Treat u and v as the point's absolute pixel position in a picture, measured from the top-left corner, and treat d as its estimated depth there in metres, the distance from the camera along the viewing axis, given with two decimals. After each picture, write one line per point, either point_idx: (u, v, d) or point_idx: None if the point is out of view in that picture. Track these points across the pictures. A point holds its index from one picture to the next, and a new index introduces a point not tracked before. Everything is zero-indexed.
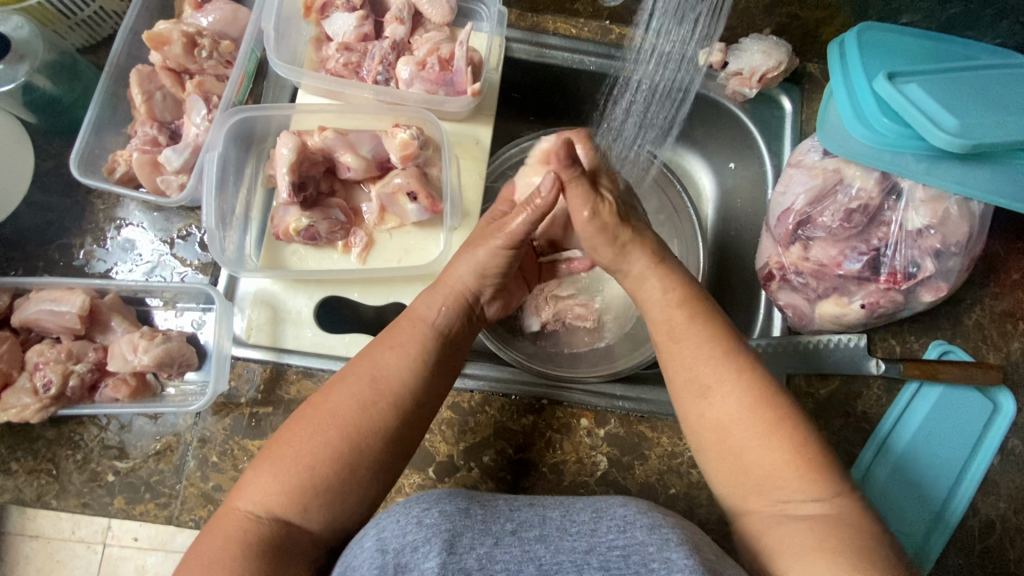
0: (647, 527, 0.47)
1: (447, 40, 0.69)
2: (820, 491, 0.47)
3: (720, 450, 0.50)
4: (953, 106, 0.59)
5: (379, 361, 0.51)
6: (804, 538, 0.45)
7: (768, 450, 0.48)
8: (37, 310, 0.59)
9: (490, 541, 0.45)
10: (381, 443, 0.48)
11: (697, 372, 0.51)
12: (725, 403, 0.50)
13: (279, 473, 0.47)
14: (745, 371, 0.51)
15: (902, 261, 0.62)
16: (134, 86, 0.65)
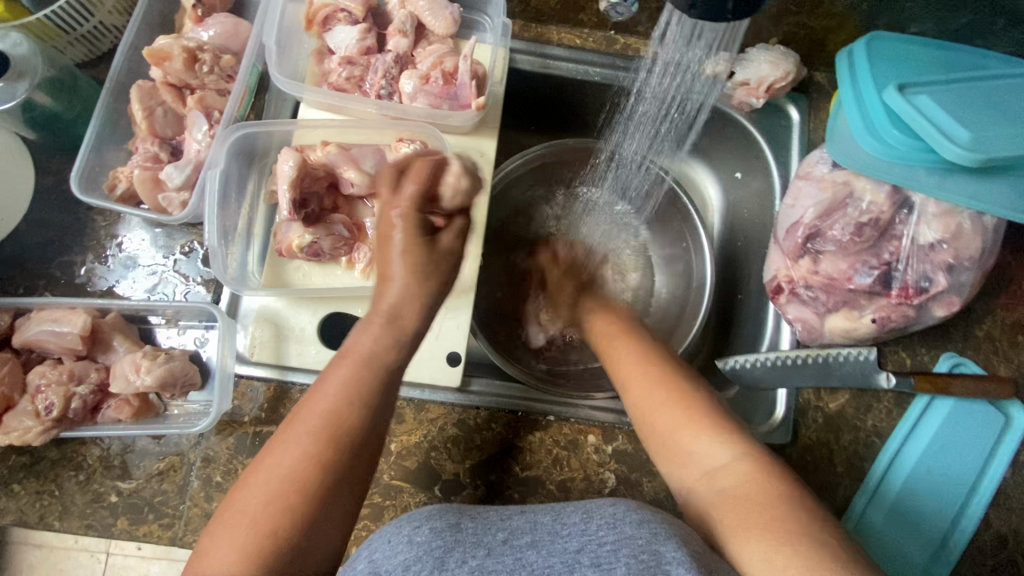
0: (636, 522, 0.49)
1: (450, 53, 0.68)
2: (734, 455, 0.51)
3: (654, 441, 0.56)
4: (967, 118, 0.58)
5: (316, 407, 0.48)
6: (733, 512, 0.47)
7: (683, 425, 0.54)
8: (38, 331, 0.59)
9: (482, 553, 0.49)
10: (329, 483, 0.47)
11: (620, 369, 0.61)
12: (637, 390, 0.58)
13: (233, 535, 0.45)
14: (652, 360, 0.60)
15: (914, 275, 0.61)
16: (135, 103, 0.65)
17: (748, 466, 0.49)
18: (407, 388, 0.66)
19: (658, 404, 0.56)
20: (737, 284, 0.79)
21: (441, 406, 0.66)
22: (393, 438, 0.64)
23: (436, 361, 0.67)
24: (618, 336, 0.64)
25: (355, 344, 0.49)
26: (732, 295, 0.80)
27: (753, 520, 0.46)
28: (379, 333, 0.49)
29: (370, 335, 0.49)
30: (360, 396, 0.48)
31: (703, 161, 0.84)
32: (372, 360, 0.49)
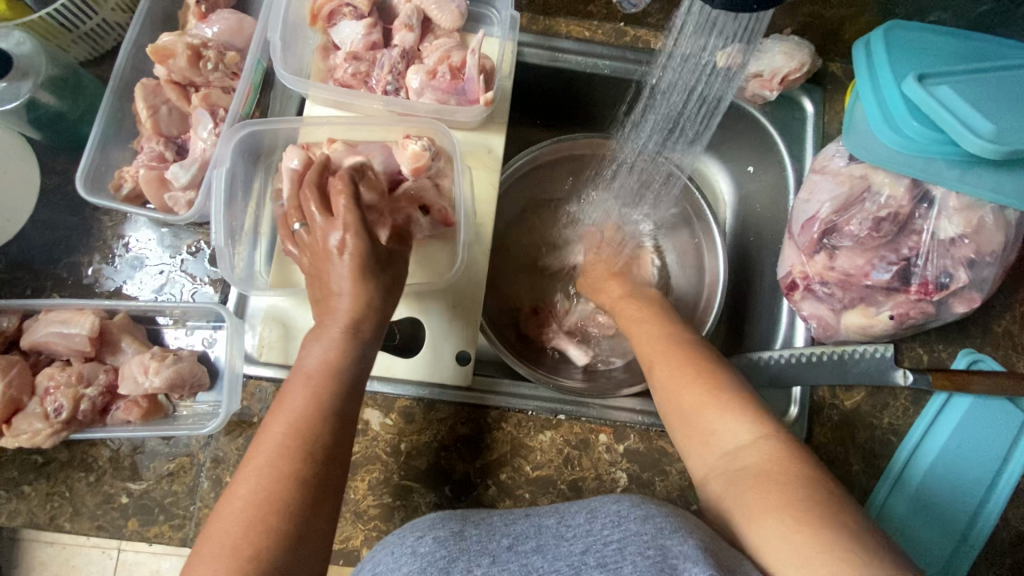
0: (640, 518, 0.48)
1: (457, 47, 0.67)
2: (759, 436, 0.49)
3: (676, 420, 0.54)
4: (990, 109, 0.56)
5: (278, 422, 0.49)
6: (754, 492, 0.45)
7: (708, 405, 0.52)
8: (47, 333, 0.58)
9: (487, 561, 0.48)
10: (304, 497, 0.46)
11: (644, 348, 0.60)
12: (663, 370, 0.57)
13: (210, 566, 0.42)
14: (677, 340, 0.59)
15: (934, 271, 0.60)
16: (139, 101, 0.63)
17: (774, 447, 0.47)
18: (416, 386, 0.66)
19: (683, 383, 0.54)
20: (749, 281, 0.79)
21: (450, 405, 0.65)
22: (403, 438, 0.63)
23: (445, 361, 0.67)
24: (643, 316, 0.64)
25: (319, 359, 0.52)
26: (745, 291, 0.79)
27: (772, 501, 0.44)
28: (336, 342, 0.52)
29: (324, 346, 0.52)
30: (324, 398, 0.50)
31: (715, 155, 0.83)
32: (330, 368, 0.51)
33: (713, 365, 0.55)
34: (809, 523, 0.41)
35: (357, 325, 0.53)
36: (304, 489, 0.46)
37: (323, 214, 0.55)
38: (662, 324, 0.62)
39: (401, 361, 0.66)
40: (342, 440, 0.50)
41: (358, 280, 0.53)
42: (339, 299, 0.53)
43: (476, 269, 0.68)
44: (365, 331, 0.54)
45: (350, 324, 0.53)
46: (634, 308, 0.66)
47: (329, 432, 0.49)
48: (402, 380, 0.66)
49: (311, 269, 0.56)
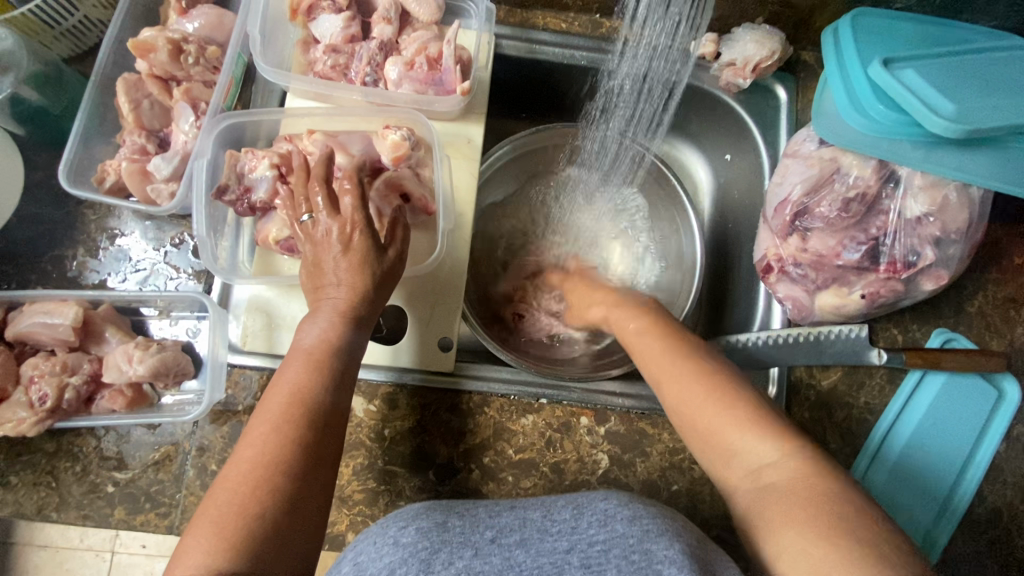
0: (627, 518, 0.49)
1: (435, 39, 0.68)
2: (782, 453, 0.48)
3: (695, 437, 0.53)
4: (951, 91, 0.58)
5: (278, 394, 0.50)
6: (782, 506, 0.45)
7: (727, 421, 0.51)
8: (31, 323, 0.59)
9: (470, 553, 0.49)
10: (307, 461, 0.48)
11: (648, 362, 0.58)
12: (674, 385, 0.55)
13: (210, 525, 0.44)
14: (684, 353, 0.56)
15: (902, 249, 0.62)
16: (121, 95, 0.65)
17: (799, 463, 0.47)
18: (400, 372, 0.67)
19: (696, 401, 0.53)
20: (729, 267, 0.80)
21: (434, 391, 0.66)
22: (387, 424, 0.64)
23: (427, 348, 0.68)
24: (645, 328, 0.60)
25: (319, 339, 0.53)
26: (723, 275, 0.80)
27: (798, 517, 0.43)
28: (327, 323, 0.54)
29: (320, 328, 0.54)
30: (316, 378, 0.51)
31: (692, 144, 0.84)
32: (329, 346, 0.53)
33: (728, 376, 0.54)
34: (826, 532, 0.41)
35: (354, 311, 0.54)
36: (308, 453, 0.48)
37: (329, 207, 0.55)
38: (665, 336, 0.59)
39: (384, 349, 0.67)
40: (337, 413, 0.52)
41: (353, 268, 0.54)
42: (337, 288, 0.54)
43: (458, 256, 0.70)
44: (359, 317, 0.55)
45: (334, 303, 0.54)
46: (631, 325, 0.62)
47: (321, 402, 0.51)
48: (386, 367, 0.67)
49: (307, 258, 0.56)
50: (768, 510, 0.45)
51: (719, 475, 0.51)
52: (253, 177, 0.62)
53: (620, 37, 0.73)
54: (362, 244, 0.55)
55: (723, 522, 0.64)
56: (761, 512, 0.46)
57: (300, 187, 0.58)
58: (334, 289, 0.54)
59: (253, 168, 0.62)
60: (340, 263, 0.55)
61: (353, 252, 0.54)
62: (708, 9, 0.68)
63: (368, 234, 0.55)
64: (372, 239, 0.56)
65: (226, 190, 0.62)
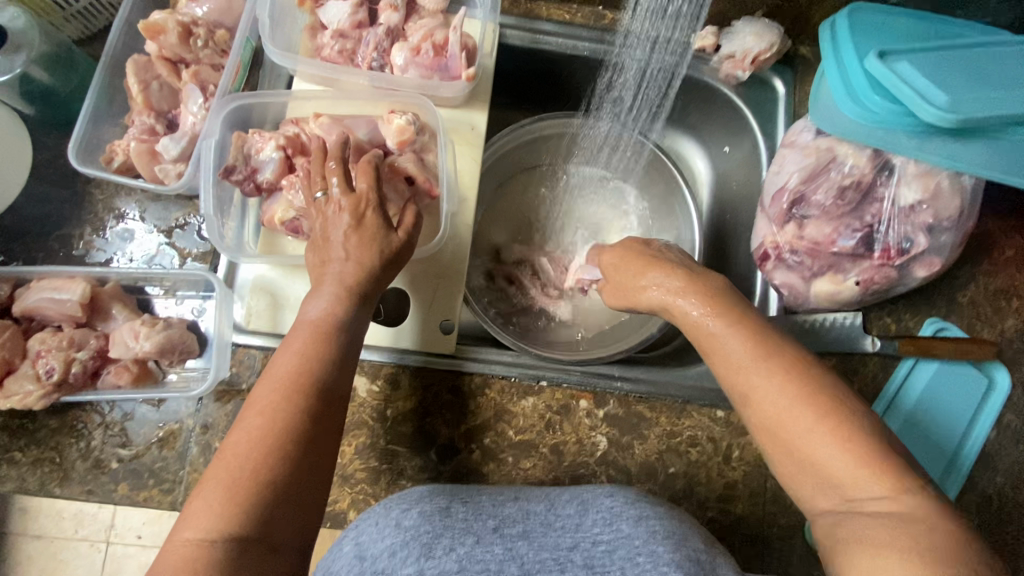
0: (634, 518, 0.51)
1: (441, 26, 0.69)
2: (890, 488, 0.44)
3: (775, 451, 0.49)
4: (944, 81, 0.59)
5: (287, 361, 0.52)
6: (878, 532, 0.42)
7: (828, 448, 0.46)
8: (38, 299, 0.60)
9: (471, 540, 0.51)
10: (312, 428, 0.49)
11: (731, 373, 0.52)
12: (767, 400, 0.49)
13: (223, 487, 0.45)
14: (785, 366, 0.50)
15: (895, 237, 0.63)
16: (130, 76, 0.65)
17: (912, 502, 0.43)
18: (402, 353, 0.68)
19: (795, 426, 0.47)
20: (725, 256, 0.81)
21: (436, 372, 0.66)
22: (389, 404, 0.65)
23: (429, 330, 0.69)
24: (732, 329, 0.53)
25: (320, 313, 0.54)
26: (719, 263, 0.82)
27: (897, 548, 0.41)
28: (331, 298, 0.55)
29: (325, 301, 0.55)
30: (317, 352, 0.52)
31: (692, 136, 0.85)
32: (334, 320, 0.54)
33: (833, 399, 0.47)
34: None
35: (357, 287, 0.55)
36: (315, 421, 0.50)
37: (342, 187, 0.58)
38: (758, 343, 0.51)
39: (388, 330, 0.68)
40: (336, 385, 0.52)
41: (362, 243, 0.56)
42: (344, 262, 0.56)
43: (460, 241, 0.71)
44: (362, 295, 0.56)
45: (342, 276, 0.55)
46: (719, 327, 0.53)
47: (323, 375, 0.52)
48: (389, 348, 0.68)
49: (316, 232, 0.58)
50: (860, 534, 0.43)
51: (798, 492, 0.48)
52: (261, 157, 0.63)
53: (622, 29, 0.74)
54: (372, 224, 0.57)
55: (718, 504, 0.65)
56: (849, 536, 0.44)
57: (317, 167, 0.59)
58: (342, 263, 0.55)
59: (260, 149, 0.63)
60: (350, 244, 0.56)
61: (363, 227, 0.56)
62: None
63: (380, 213, 0.58)
64: (383, 218, 0.58)
65: (233, 170, 0.62)
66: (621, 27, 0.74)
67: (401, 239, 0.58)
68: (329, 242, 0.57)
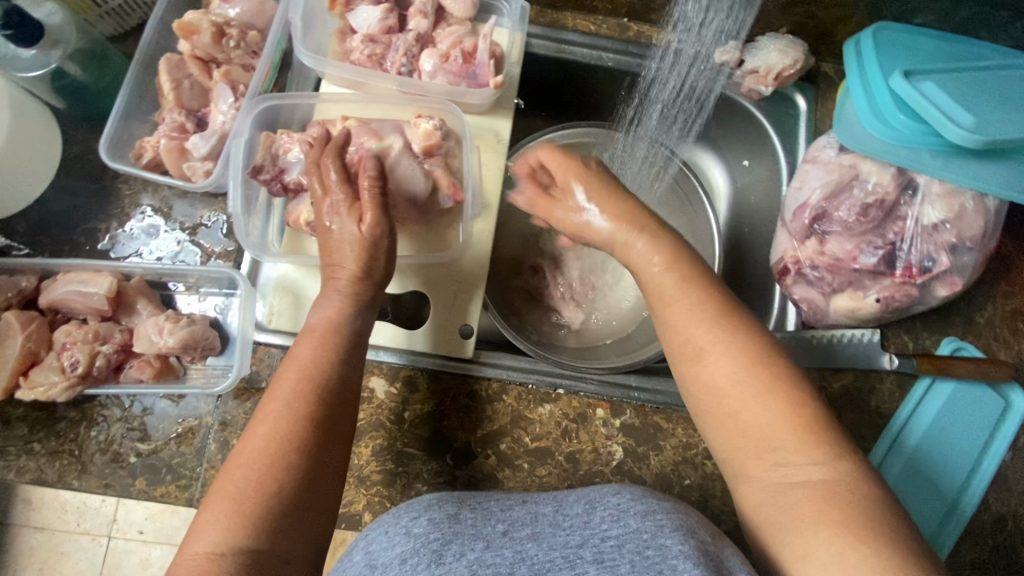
0: (641, 513, 0.50)
1: (469, 34, 0.70)
2: (822, 454, 0.45)
3: (717, 416, 0.49)
4: (969, 103, 0.60)
5: (288, 375, 0.52)
6: (813, 508, 0.43)
7: (767, 412, 0.47)
8: (65, 291, 0.60)
9: (481, 546, 0.49)
10: (320, 437, 0.49)
11: (681, 332, 0.51)
12: (714, 364, 0.49)
13: (230, 500, 0.45)
14: (732, 332, 0.50)
15: (917, 255, 0.63)
16: (163, 74, 0.66)
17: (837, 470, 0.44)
18: (417, 356, 0.68)
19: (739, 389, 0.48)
20: (744, 268, 0.81)
21: (451, 376, 0.67)
22: (407, 407, 0.65)
23: (446, 334, 0.69)
24: (682, 291, 0.52)
25: (320, 318, 0.56)
26: (738, 278, 0.82)
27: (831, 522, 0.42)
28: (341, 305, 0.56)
29: (324, 308, 0.57)
30: None
31: (712, 150, 0.86)
32: (329, 324, 0.56)
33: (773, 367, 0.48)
34: (863, 547, 0.40)
35: (356, 292, 0.57)
36: (326, 426, 0.50)
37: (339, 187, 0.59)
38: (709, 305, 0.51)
39: (403, 332, 0.68)
40: (349, 385, 0.53)
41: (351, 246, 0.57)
42: (337, 266, 0.57)
43: (480, 246, 0.71)
44: None
45: (340, 284, 0.57)
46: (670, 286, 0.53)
47: (330, 380, 0.52)
48: (405, 350, 0.68)
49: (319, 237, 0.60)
50: (789, 506, 0.44)
51: (729, 458, 0.49)
52: (287, 157, 0.64)
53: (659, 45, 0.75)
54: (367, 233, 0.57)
55: (733, 518, 0.64)
56: (778, 502, 0.45)
57: (312, 168, 0.59)
58: (332, 269, 0.57)
59: (288, 149, 0.64)
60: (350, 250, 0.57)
61: (338, 229, 0.58)
62: (748, 12, 0.70)
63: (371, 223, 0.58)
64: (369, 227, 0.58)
65: (261, 170, 0.63)
66: (662, 42, 0.75)
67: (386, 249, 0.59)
68: (324, 248, 0.59)
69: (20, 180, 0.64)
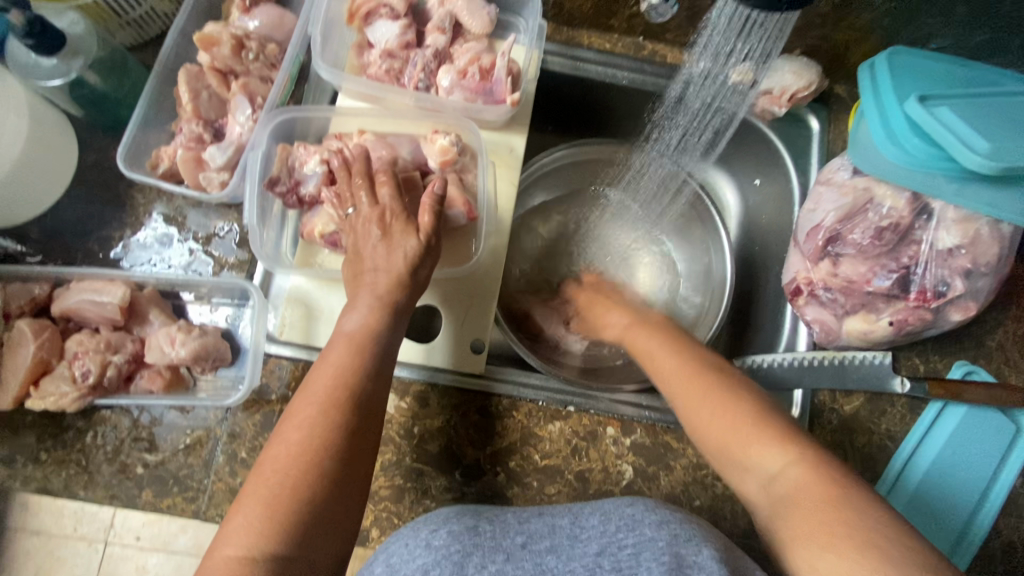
0: (656, 523, 0.51)
1: (487, 51, 0.71)
2: (791, 459, 0.49)
3: (707, 447, 0.55)
4: (985, 130, 0.60)
5: (323, 377, 0.52)
6: (796, 512, 0.46)
7: (730, 425, 0.53)
8: (79, 300, 0.60)
9: (502, 558, 0.51)
10: (351, 443, 0.49)
11: (659, 376, 0.61)
12: (687, 399, 0.57)
13: (263, 503, 0.45)
14: (692, 368, 0.59)
15: (932, 279, 0.63)
16: (181, 85, 0.67)
17: (800, 468, 0.48)
18: (433, 371, 0.67)
19: (707, 415, 0.55)
20: (756, 287, 0.82)
21: (461, 391, 0.66)
22: (417, 421, 0.65)
23: (459, 348, 0.69)
24: (655, 345, 0.64)
25: (360, 325, 0.55)
26: (750, 296, 0.82)
27: (809, 522, 0.45)
28: (367, 315, 0.55)
29: (361, 314, 0.55)
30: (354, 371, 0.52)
31: (724, 168, 0.86)
32: (371, 330, 0.55)
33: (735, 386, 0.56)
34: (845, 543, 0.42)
35: (391, 298, 0.56)
36: (351, 437, 0.49)
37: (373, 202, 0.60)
38: (674, 349, 0.62)
39: (417, 347, 0.68)
40: (378, 396, 0.53)
41: (391, 257, 0.57)
42: (378, 272, 0.57)
43: (494, 259, 0.71)
44: (394, 309, 0.56)
45: (379, 289, 0.56)
46: (648, 342, 0.65)
47: (362, 389, 0.52)
48: (420, 365, 0.68)
49: (349, 248, 0.60)
50: (784, 517, 0.47)
51: (734, 483, 0.54)
52: (302, 168, 0.64)
53: (685, 67, 0.74)
54: (399, 249, 0.57)
55: (744, 540, 0.64)
56: (774, 516, 0.48)
57: (342, 184, 0.62)
58: (374, 274, 0.56)
59: (304, 162, 0.64)
60: (392, 263, 0.57)
61: (391, 237, 0.58)
62: (780, 38, 0.65)
63: (417, 239, 0.58)
64: (415, 244, 0.58)
65: (277, 182, 0.63)
66: (685, 64, 0.75)
67: (433, 261, 0.60)
68: (363, 254, 0.58)
69: (37, 187, 0.64)
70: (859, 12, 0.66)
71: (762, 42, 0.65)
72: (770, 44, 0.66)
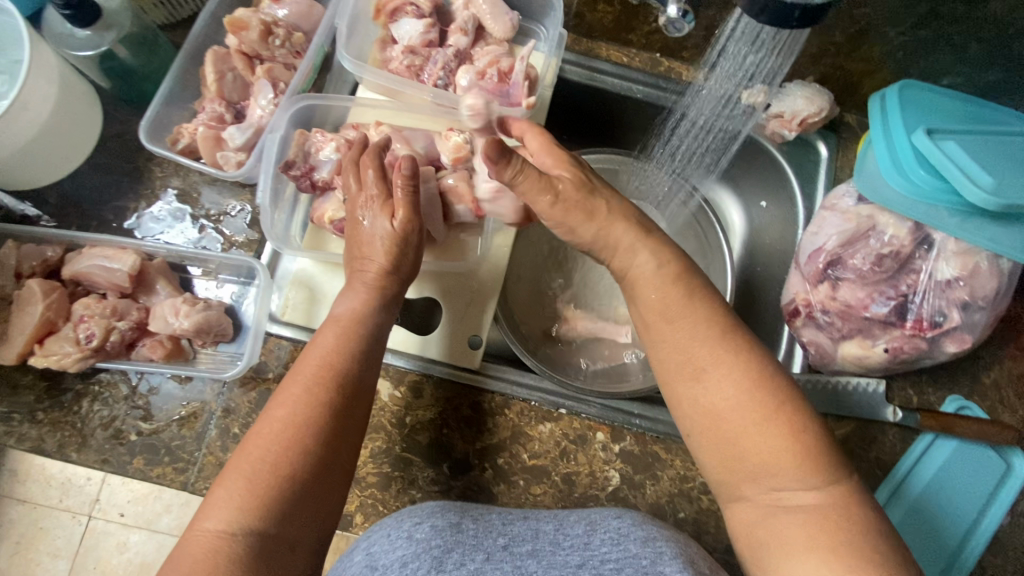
0: (641, 540, 0.50)
1: (507, 55, 0.72)
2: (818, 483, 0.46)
3: (711, 438, 0.49)
4: (991, 166, 0.60)
5: (314, 357, 0.52)
6: (798, 530, 0.44)
7: (765, 439, 0.47)
8: (90, 264, 0.62)
9: (481, 557, 0.50)
10: (338, 424, 0.50)
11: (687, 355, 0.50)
12: (722, 390, 0.48)
13: (244, 481, 0.46)
14: (737, 356, 0.49)
15: (929, 309, 0.64)
16: (208, 66, 0.69)
17: (832, 498, 0.45)
18: (428, 363, 0.68)
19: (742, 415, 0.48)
20: (756, 308, 0.82)
21: (455, 386, 0.67)
22: (409, 411, 0.65)
23: (457, 342, 0.69)
24: (685, 315, 0.51)
25: (349, 306, 0.56)
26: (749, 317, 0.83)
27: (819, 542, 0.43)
28: (362, 300, 0.56)
29: (352, 296, 0.57)
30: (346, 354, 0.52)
31: (731, 187, 0.87)
32: (359, 313, 0.56)
33: (783, 394, 0.48)
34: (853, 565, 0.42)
35: (386, 282, 0.57)
36: (337, 420, 0.50)
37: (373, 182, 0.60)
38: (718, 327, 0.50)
39: (414, 338, 0.69)
40: (366, 382, 0.53)
41: (384, 241, 0.58)
42: (372, 255, 0.58)
43: (497, 259, 0.72)
44: (391, 297, 0.58)
45: (370, 274, 0.57)
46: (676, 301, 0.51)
47: (354, 372, 0.53)
48: (415, 355, 0.68)
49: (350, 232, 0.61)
50: (783, 530, 0.45)
51: (721, 480, 0.50)
52: (317, 156, 0.66)
53: (694, 83, 0.76)
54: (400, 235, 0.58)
55: (725, 556, 0.64)
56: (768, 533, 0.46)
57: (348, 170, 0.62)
58: (370, 256, 0.58)
59: (320, 148, 0.66)
60: (384, 247, 0.58)
61: (385, 219, 0.58)
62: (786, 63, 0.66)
63: (409, 224, 0.59)
64: (405, 228, 0.59)
65: (292, 165, 0.65)
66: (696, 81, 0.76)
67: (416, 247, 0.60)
68: (362, 238, 0.59)
69: (58, 154, 0.66)
70: (872, 44, 0.67)
71: (771, 63, 0.66)
72: (776, 67, 0.67)
